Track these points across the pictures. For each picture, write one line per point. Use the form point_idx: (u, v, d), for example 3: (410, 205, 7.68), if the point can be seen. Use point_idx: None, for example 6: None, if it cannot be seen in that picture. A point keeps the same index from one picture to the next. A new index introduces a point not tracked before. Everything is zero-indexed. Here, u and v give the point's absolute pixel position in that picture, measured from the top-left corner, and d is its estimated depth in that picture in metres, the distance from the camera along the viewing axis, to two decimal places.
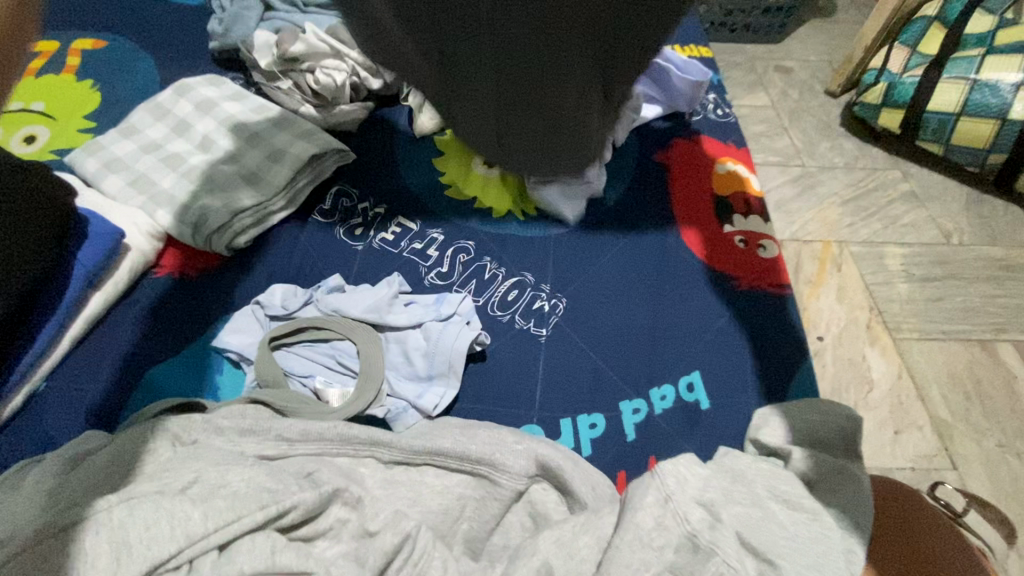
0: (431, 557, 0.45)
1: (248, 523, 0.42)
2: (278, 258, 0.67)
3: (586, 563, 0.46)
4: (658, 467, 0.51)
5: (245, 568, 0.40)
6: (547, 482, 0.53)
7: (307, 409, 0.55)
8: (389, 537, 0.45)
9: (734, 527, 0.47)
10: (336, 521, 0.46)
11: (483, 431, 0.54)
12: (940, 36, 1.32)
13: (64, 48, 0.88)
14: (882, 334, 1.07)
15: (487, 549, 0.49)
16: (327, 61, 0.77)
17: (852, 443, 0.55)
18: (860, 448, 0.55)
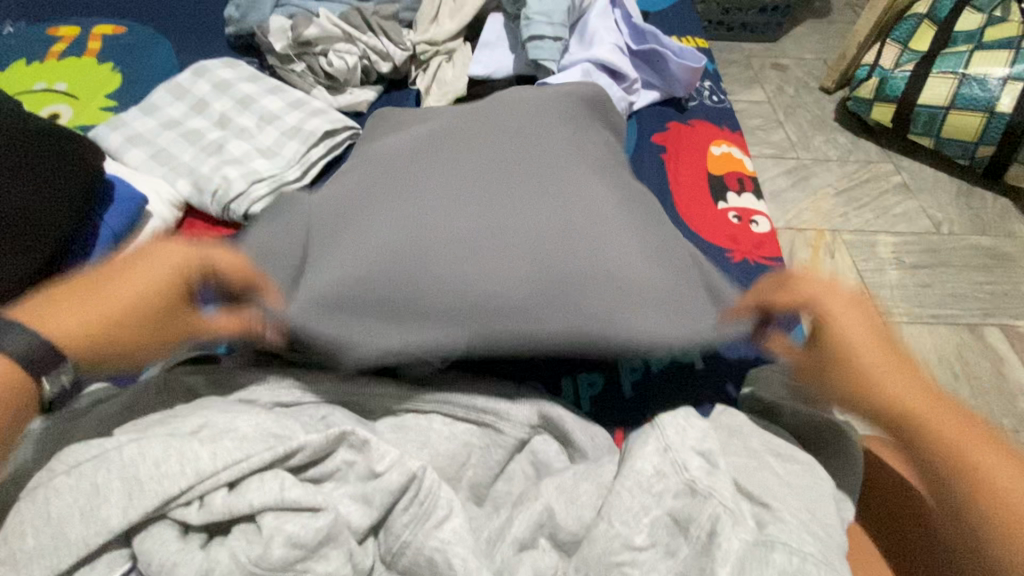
0: (437, 495, 0.44)
1: (256, 463, 0.43)
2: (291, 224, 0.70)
3: (587, 507, 0.49)
4: (660, 419, 0.53)
5: (255, 503, 0.41)
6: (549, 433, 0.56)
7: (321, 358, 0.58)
8: (394, 475, 0.44)
9: (731, 474, 0.49)
10: (342, 463, 0.46)
11: (465, 397, 0.56)
12: (931, 32, 1.35)
13: (85, 33, 0.91)
14: (873, 317, 1.10)
15: (492, 496, 0.53)
16: (339, 44, 0.81)
17: None
18: None
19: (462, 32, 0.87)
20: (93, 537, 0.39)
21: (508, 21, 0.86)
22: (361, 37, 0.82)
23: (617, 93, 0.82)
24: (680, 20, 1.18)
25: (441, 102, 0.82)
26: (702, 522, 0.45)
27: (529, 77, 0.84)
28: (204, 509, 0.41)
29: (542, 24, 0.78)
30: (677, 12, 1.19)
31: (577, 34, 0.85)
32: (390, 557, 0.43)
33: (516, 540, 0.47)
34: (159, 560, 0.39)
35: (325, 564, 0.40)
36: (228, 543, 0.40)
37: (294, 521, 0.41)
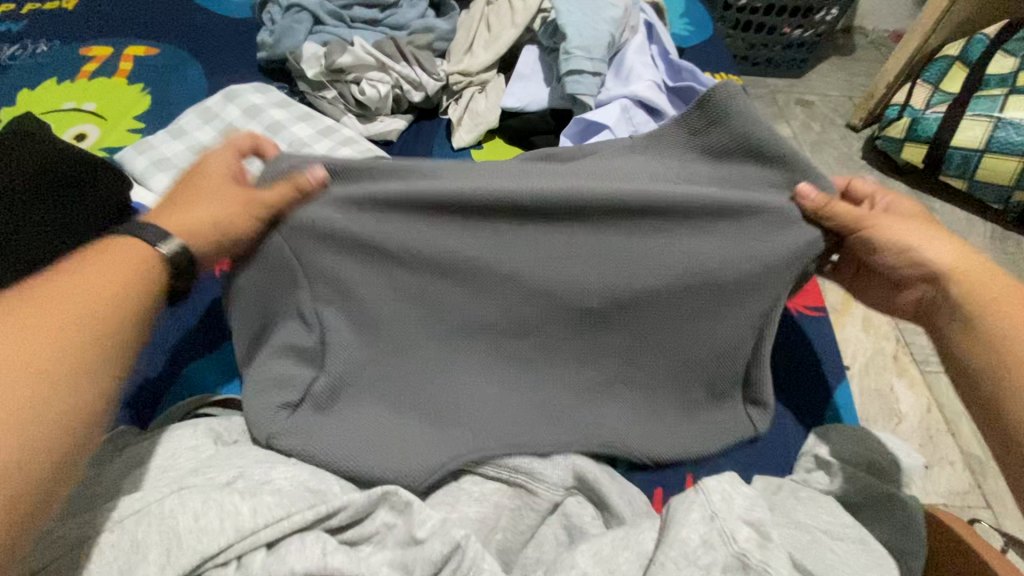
0: (481, 567, 0.39)
1: (298, 522, 0.39)
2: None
3: None
4: (704, 483, 0.49)
5: (297, 569, 0.37)
6: (582, 496, 0.52)
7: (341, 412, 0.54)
8: (437, 544, 0.39)
9: (786, 547, 0.46)
10: (382, 525, 0.42)
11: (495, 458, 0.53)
12: (964, 74, 1.33)
13: (117, 53, 0.91)
14: (912, 366, 1.06)
15: (521, 562, 0.48)
16: (373, 73, 0.80)
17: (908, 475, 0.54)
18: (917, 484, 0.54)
19: (496, 63, 0.85)
20: None
21: (543, 54, 0.85)
22: (394, 66, 0.81)
23: (653, 130, 0.79)
24: (709, 55, 1.16)
25: (472, 133, 0.81)
26: None
27: (563, 111, 0.82)
28: (242, 571, 0.37)
29: (580, 59, 0.76)
30: (706, 47, 1.18)
31: (614, 69, 0.83)
32: None
33: None
34: None
35: None
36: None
37: None
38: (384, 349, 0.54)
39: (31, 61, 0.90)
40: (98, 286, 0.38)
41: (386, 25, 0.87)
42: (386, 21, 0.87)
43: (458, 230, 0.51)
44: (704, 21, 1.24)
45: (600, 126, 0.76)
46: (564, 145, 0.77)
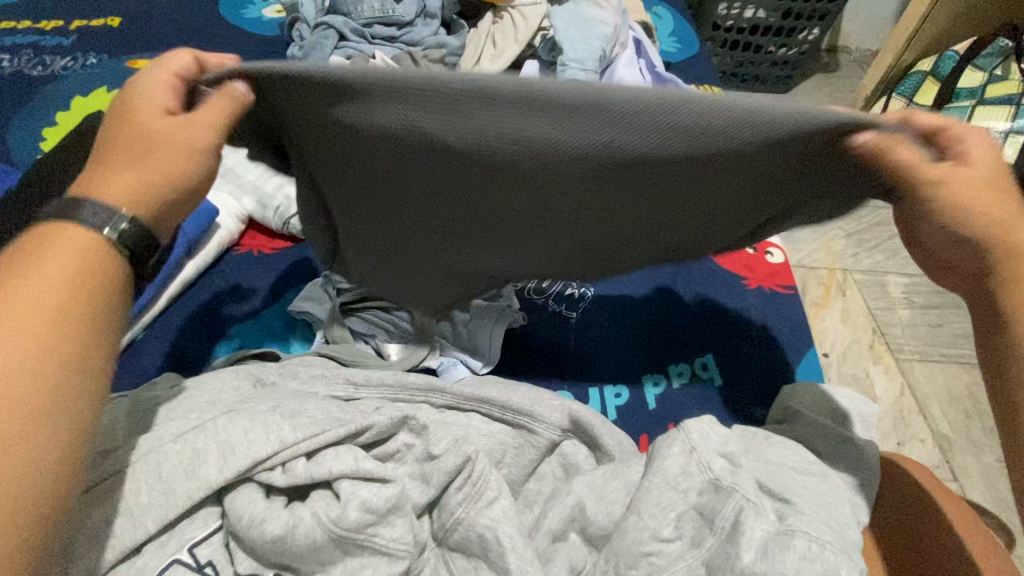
0: (488, 478, 0.47)
1: (332, 437, 0.47)
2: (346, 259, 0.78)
3: (616, 503, 0.52)
4: (685, 423, 0.56)
5: (335, 471, 0.44)
6: (576, 438, 0.60)
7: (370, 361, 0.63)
8: (451, 457, 0.47)
9: (753, 473, 0.53)
10: (403, 445, 0.50)
11: (501, 398, 0.59)
12: (936, 86, 1.42)
13: None
14: (887, 354, 1.14)
15: (524, 492, 0.57)
16: None
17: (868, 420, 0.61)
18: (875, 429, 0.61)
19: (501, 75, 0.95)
20: (193, 492, 0.43)
21: (543, 67, 0.95)
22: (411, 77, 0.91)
23: None
24: (696, 70, 1.27)
25: None
26: (728, 513, 0.49)
27: None
28: (288, 474, 0.45)
29: (575, 71, 0.86)
30: (693, 63, 1.29)
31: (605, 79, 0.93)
32: (442, 533, 0.46)
33: (550, 531, 0.52)
34: (248, 517, 0.42)
35: (390, 530, 0.44)
36: (309, 504, 0.43)
37: (367, 489, 0.44)
38: (381, 218, 0.54)
39: (83, 72, 1.00)
40: (55, 282, 0.38)
41: (403, 42, 0.98)
42: (403, 38, 0.98)
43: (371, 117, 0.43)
44: (690, 39, 1.35)
45: None
46: None
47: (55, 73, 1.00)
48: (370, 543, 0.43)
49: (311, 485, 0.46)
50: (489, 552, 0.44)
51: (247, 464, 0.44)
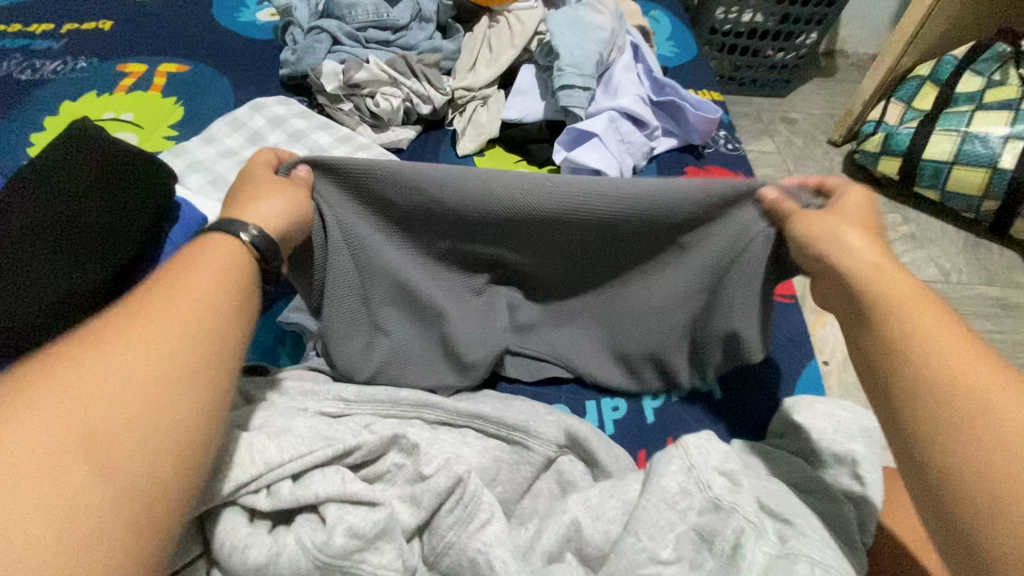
0: (480, 499, 0.45)
1: (320, 457, 0.45)
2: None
3: (613, 523, 0.51)
4: (684, 439, 0.55)
5: (321, 493, 0.43)
6: (574, 453, 0.58)
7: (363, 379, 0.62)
8: (442, 477, 0.45)
9: (754, 492, 0.52)
10: (392, 465, 0.48)
11: (495, 413, 0.58)
12: (934, 91, 1.39)
13: (152, 69, 1.01)
14: None
15: (519, 511, 0.55)
16: (385, 88, 0.89)
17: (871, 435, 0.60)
18: (878, 444, 0.60)
19: (497, 79, 0.94)
20: None
21: (540, 71, 0.94)
22: (405, 81, 0.89)
23: (639, 139, 0.88)
24: (694, 75, 1.26)
25: (474, 142, 0.89)
26: (726, 535, 0.47)
27: (557, 123, 0.91)
28: (273, 497, 0.43)
29: (571, 76, 0.85)
30: (691, 67, 1.27)
31: (603, 85, 0.92)
32: (433, 557, 0.45)
33: (544, 552, 0.49)
34: (230, 543, 0.41)
35: (379, 556, 0.42)
36: (294, 529, 0.42)
37: (355, 513, 0.43)
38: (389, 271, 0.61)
39: (72, 76, 0.99)
40: (207, 283, 0.41)
41: (398, 46, 0.97)
42: (398, 42, 0.97)
43: (367, 182, 0.56)
44: (688, 43, 1.34)
45: (589, 135, 0.84)
46: (558, 151, 0.85)
47: (45, 77, 0.98)
48: (357, 570, 0.41)
49: (295, 509, 0.44)
50: None
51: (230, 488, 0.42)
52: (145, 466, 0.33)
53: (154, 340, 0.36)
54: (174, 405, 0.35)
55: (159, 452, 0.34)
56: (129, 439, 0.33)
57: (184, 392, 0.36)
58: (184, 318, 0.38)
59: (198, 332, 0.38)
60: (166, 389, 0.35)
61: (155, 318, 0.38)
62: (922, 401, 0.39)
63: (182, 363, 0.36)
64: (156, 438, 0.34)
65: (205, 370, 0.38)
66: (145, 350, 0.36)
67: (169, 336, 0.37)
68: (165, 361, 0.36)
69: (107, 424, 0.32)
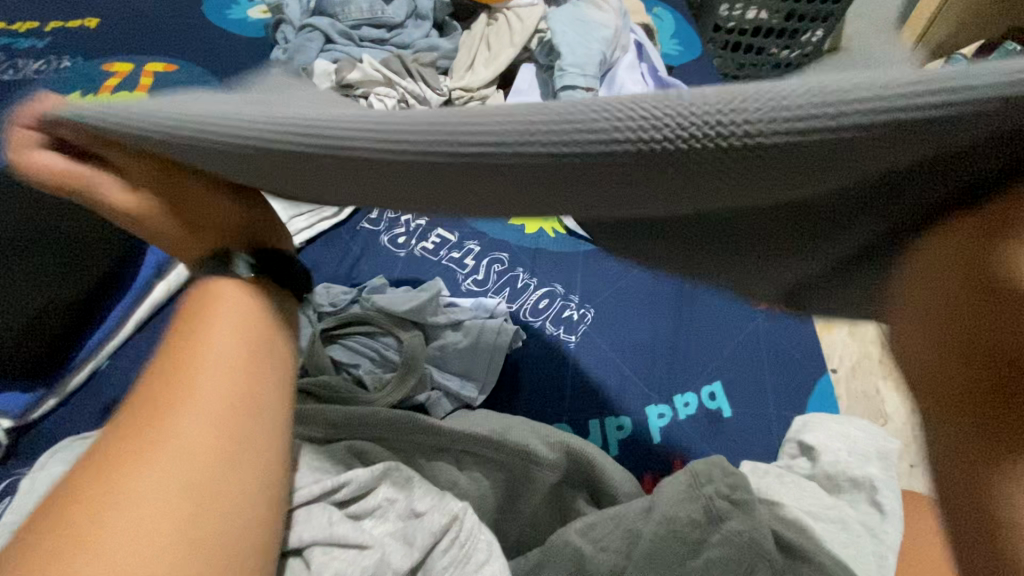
0: (477, 537, 0.42)
1: (306, 495, 0.42)
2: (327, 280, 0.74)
3: (618, 556, 0.47)
4: (693, 465, 0.52)
5: (306, 538, 0.40)
6: (575, 478, 0.55)
7: (352, 396, 0.57)
8: (436, 515, 0.43)
9: (768, 523, 0.48)
10: (384, 500, 0.45)
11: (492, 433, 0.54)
12: None
13: (138, 68, 0.97)
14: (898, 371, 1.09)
15: None
16: (379, 88, 0.85)
17: (890, 459, 0.57)
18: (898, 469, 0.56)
19: (496, 79, 0.90)
20: None
21: (540, 70, 0.90)
22: (400, 81, 0.86)
23: None
24: (698, 73, 1.22)
25: None
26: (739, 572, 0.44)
27: None
28: None
29: (574, 76, 0.81)
30: (695, 66, 1.24)
31: (606, 84, 0.88)
32: None
33: None
34: None
35: None
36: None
37: (342, 556, 0.40)
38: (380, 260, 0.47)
39: (56, 76, 0.95)
40: (232, 341, 0.40)
41: (393, 43, 0.93)
42: (393, 40, 0.93)
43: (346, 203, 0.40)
44: (693, 41, 1.31)
45: None
46: None
47: (27, 77, 0.95)
48: None
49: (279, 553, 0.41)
50: None
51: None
52: (236, 540, 0.35)
53: (196, 427, 0.36)
54: (240, 480, 0.37)
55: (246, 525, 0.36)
56: (212, 530, 0.34)
57: (242, 462, 0.37)
58: (214, 400, 0.37)
59: (237, 404, 0.38)
60: (222, 472, 0.36)
61: (189, 399, 0.37)
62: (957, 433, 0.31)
63: (229, 441, 0.37)
64: (238, 516, 0.36)
65: (251, 438, 0.38)
66: (189, 438, 0.36)
67: (209, 417, 0.37)
68: (213, 446, 0.36)
69: (189, 526, 0.33)
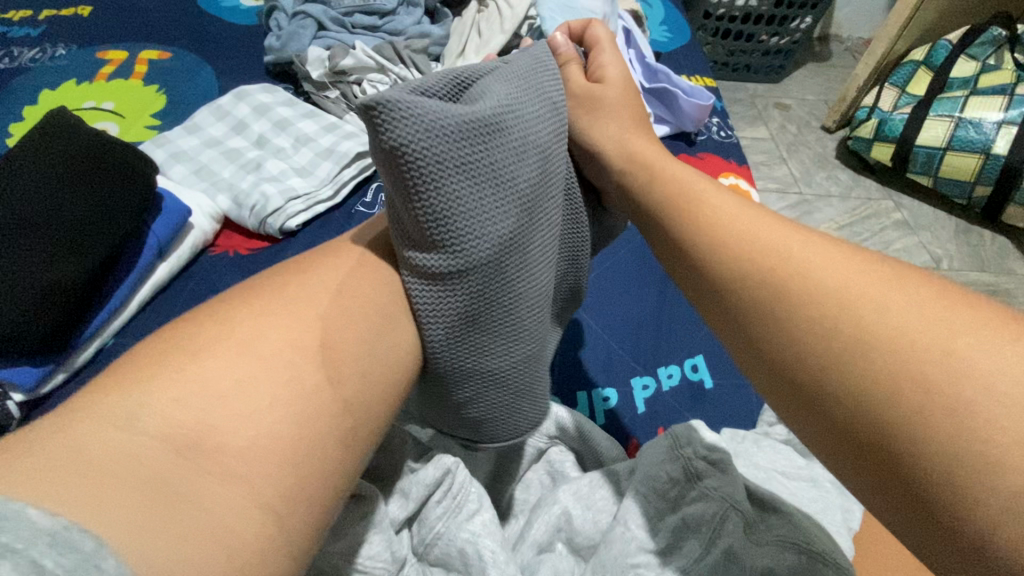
0: (469, 490, 0.45)
1: None
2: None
3: (603, 512, 0.51)
4: (676, 428, 0.54)
5: None
6: (564, 444, 0.58)
7: None
8: (430, 469, 0.45)
9: (742, 480, 0.52)
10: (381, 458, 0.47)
11: None
12: (928, 78, 1.37)
13: (133, 56, 0.98)
14: None
15: (510, 502, 0.55)
16: (373, 75, 0.87)
17: None
18: None
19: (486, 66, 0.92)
20: None
21: None
22: (393, 68, 0.88)
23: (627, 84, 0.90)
24: (686, 61, 1.24)
25: None
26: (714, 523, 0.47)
27: None
28: None
29: None
30: (683, 53, 1.26)
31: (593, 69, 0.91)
32: (422, 548, 0.44)
33: (535, 542, 0.49)
34: None
35: (367, 548, 0.41)
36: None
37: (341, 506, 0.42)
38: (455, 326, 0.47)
39: (51, 63, 0.96)
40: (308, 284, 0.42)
41: (385, 31, 0.96)
42: (385, 27, 0.96)
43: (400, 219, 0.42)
44: (681, 28, 1.32)
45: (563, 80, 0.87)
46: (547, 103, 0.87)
47: (22, 65, 0.96)
48: (344, 562, 0.41)
49: None
50: (470, 568, 0.42)
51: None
52: (263, 459, 0.33)
53: (230, 349, 0.37)
54: (271, 396, 0.35)
55: (276, 440, 0.34)
56: (235, 452, 0.32)
57: (298, 385, 0.36)
58: (282, 322, 0.39)
59: (289, 326, 0.39)
60: (269, 388, 0.36)
61: (241, 325, 0.38)
62: (824, 331, 0.33)
63: (275, 357, 0.37)
64: (274, 431, 0.34)
65: (300, 355, 0.38)
66: (230, 351, 0.36)
67: (253, 342, 0.37)
68: (256, 364, 0.36)
69: (214, 437, 0.33)
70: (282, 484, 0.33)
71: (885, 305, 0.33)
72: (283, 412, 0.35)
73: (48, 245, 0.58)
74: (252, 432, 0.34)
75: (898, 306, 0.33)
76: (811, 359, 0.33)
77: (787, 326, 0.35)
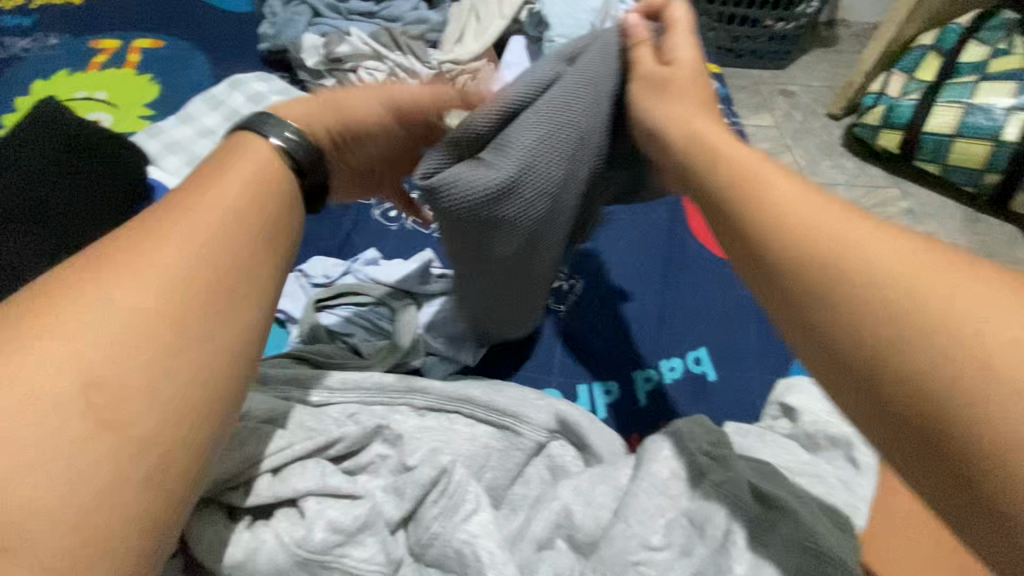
0: (466, 488, 0.44)
1: (301, 451, 0.44)
2: (320, 253, 0.76)
3: (604, 509, 0.49)
4: (677, 422, 0.54)
5: (300, 489, 0.42)
6: (564, 439, 0.57)
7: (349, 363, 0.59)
8: (426, 468, 0.44)
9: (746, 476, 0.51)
10: (376, 456, 0.47)
11: (485, 397, 0.56)
12: (940, 59, 1.34)
13: (126, 44, 0.97)
14: None
15: (509, 497, 0.54)
16: (369, 62, 0.85)
17: None
18: None
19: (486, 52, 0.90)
20: None
21: (529, 43, 0.90)
22: (389, 55, 0.86)
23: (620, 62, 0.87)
24: None
25: None
26: (718, 521, 0.46)
27: None
28: (251, 495, 0.42)
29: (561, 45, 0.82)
30: None
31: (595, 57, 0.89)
32: (418, 548, 0.43)
33: (534, 539, 0.48)
34: (211, 542, 0.40)
35: (361, 550, 0.41)
36: (272, 524, 0.41)
37: (335, 507, 0.42)
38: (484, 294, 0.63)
39: (43, 52, 0.95)
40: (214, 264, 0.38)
41: (382, 17, 0.94)
42: (381, 13, 0.93)
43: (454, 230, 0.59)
44: None
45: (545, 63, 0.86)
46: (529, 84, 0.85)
47: (14, 54, 0.94)
48: (339, 564, 0.40)
49: (275, 504, 0.43)
50: (467, 569, 0.41)
51: (210, 486, 0.41)
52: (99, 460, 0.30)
53: (106, 323, 0.33)
54: (123, 386, 0.32)
55: (119, 438, 0.31)
56: (82, 451, 0.29)
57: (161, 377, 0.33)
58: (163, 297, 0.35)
59: (170, 309, 0.35)
60: (125, 376, 0.32)
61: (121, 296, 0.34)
62: (878, 309, 0.31)
63: (154, 342, 0.33)
64: (104, 431, 0.30)
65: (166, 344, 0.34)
66: (105, 330, 0.32)
67: (133, 322, 0.33)
68: (125, 346, 0.32)
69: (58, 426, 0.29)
70: (121, 493, 0.30)
71: (946, 291, 0.29)
72: (137, 409, 0.32)
73: (36, 236, 0.57)
74: (111, 429, 0.31)
75: (961, 282, 0.30)
76: (859, 332, 0.31)
77: (828, 292, 0.33)
